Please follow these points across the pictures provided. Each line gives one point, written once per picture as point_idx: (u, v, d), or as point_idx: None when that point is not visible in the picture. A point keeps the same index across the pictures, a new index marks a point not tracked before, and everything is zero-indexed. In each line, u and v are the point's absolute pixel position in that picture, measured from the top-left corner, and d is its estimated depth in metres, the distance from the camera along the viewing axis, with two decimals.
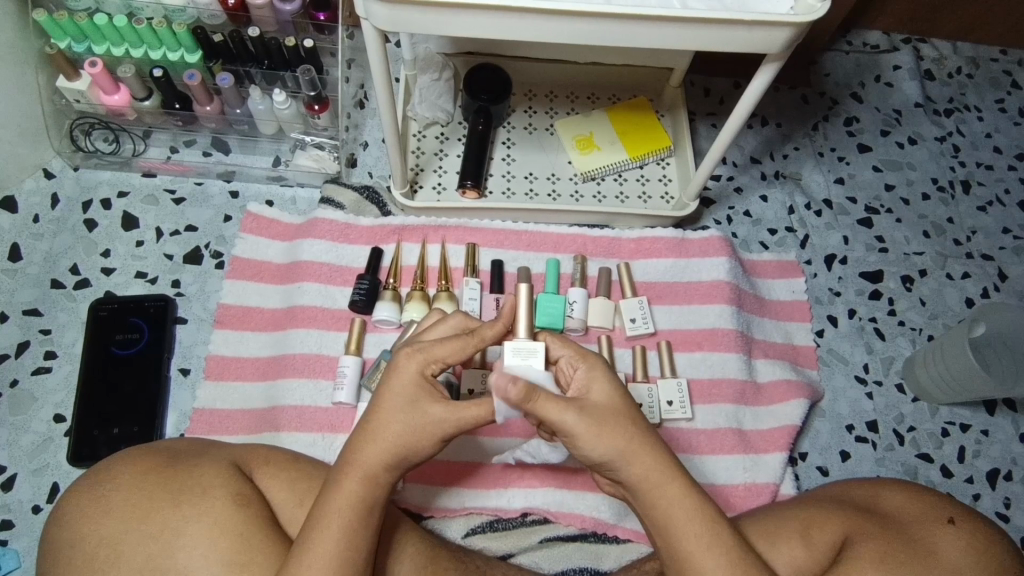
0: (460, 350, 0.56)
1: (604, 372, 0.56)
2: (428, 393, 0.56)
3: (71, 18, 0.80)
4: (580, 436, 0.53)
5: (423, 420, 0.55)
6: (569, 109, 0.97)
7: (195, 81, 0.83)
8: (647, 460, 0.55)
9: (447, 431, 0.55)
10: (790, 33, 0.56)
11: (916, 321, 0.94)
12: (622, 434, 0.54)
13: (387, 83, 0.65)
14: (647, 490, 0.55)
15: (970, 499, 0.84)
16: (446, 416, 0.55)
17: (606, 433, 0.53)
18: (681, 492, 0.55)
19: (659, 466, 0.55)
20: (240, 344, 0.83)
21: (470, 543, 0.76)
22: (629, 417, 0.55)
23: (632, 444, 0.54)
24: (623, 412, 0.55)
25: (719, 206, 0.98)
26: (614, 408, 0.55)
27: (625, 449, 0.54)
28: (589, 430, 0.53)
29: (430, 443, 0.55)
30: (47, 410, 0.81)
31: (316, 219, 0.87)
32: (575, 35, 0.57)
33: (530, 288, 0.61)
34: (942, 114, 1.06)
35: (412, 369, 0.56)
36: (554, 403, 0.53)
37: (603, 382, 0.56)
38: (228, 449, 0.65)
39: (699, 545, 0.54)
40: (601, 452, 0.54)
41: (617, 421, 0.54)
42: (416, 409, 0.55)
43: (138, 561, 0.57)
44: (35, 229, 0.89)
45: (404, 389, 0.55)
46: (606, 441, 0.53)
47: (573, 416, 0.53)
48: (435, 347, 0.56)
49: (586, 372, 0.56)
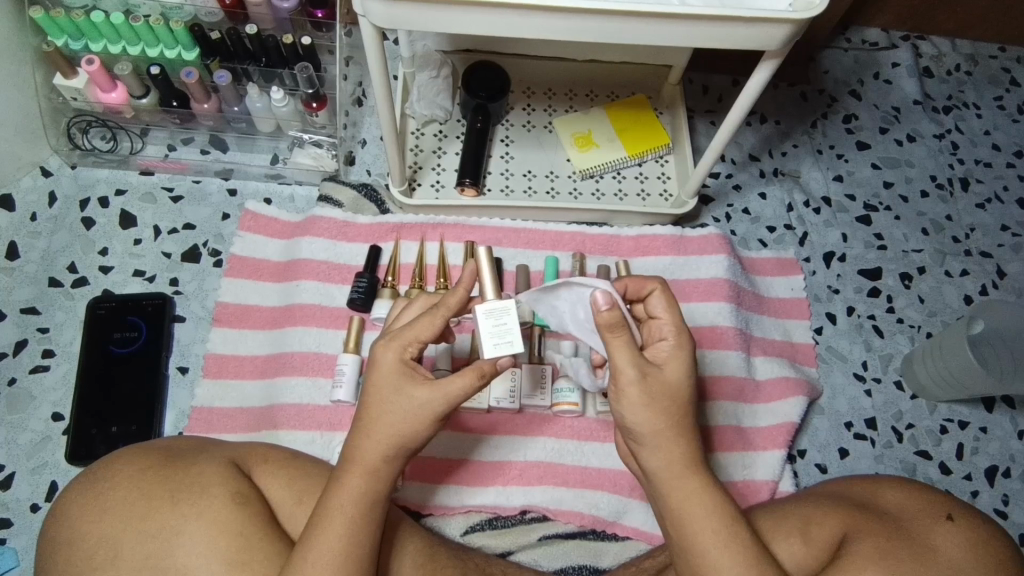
0: (431, 326, 0.55)
1: (688, 357, 0.57)
2: (409, 377, 0.55)
3: (67, 15, 0.79)
4: (631, 400, 0.54)
5: (410, 405, 0.54)
6: (568, 106, 0.96)
7: (192, 79, 0.83)
8: (674, 450, 0.55)
9: (437, 409, 0.54)
10: (789, 30, 0.56)
11: (914, 318, 0.94)
12: (664, 418, 0.55)
13: (385, 80, 0.65)
14: (669, 478, 0.55)
15: (969, 496, 0.84)
16: (430, 395, 0.54)
17: (653, 409, 0.54)
18: (703, 484, 0.55)
19: (688, 457, 0.55)
20: (238, 343, 0.83)
21: (468, 541, 0.76)
22: (680, 406, 0.55)
23: (669, 429, 0.55)
24: (680, 397, 0.56)
25: (717, 204, 0.98)
26: (675, 391, 0.55)
27: (662, 432, 0.55)
28: (642, 398, 0.54)
29: (426, 426, 0.55)
30: (45, 409, 0.81)
31: (314, 218, 0.87)
32: (572, 32, 0.57)
33: (489, 251, 0.56)
34: (941, 112, 1.06)
35: (390, 358, 0.55)
36: (626, 352, 0.54)
37: (680, 363, 0.56)
38: (226, 448, 0.65)
39: (716, 541, 0.54)
40: (639, 424, 0.55)
41: (668, 404, 0.55)
42: (401, 395, 0.55)
43: (136, 561, 0.56)
44: (31, 228, 0.89)
45: (386, 379, 0.55)
46: (649, 417, 0.54)
47: (634, 376, 0.54)
48: (408, 330, 0.56)
49: (673, 347, 0.57)
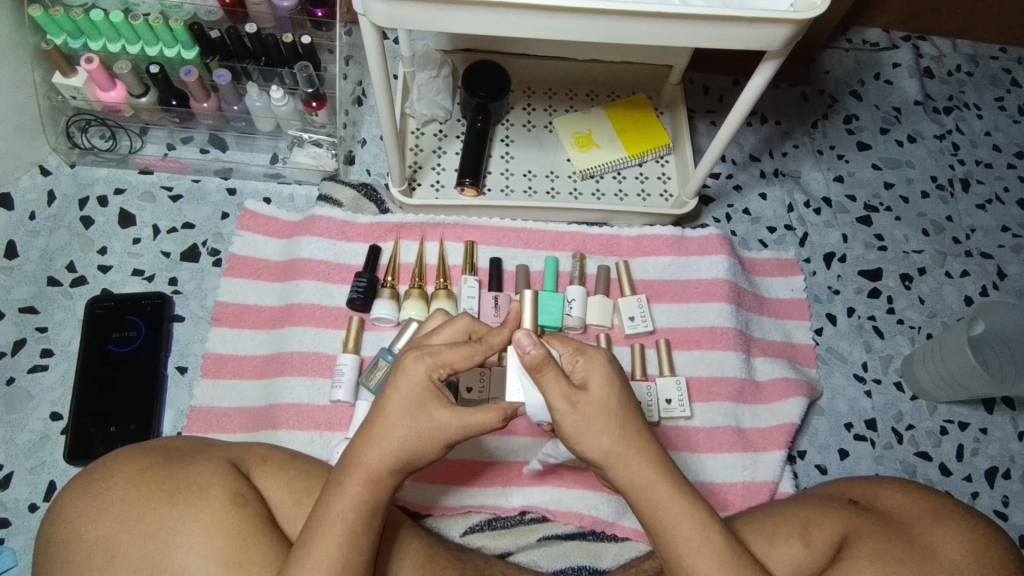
0: (469, 356, 0.56)
1: (607, 368, 0.55)
2: (434, 397, 0.55)
3: (67, 13, 0.79)
4: (570, 431, 0.54)
5: (429, 425, 0.54)
6: (568, 106, 0.96)
7: (192, 78, 0.83)
8: (633, 464, 0.55)
9: (453, 436, 0.55)
10: (791, 29, 0.55)
11: (915, 319, 0.94)
12: (608, 436, 0.54)
13: (384, 77, 0.65)
14: (637, 492, 0.56)
15: (968, 497, 0.84)
16: (452, 421, 0.54)
17: (592, 432, 0.54)
18: (671, 493, 0.55)
19: (646, 468, 0.55)
20: (238, 343, 0.83)
21: (467, 542, 0.76)
22: (619, 419, 0.55)
23: (619, 443, 0.55)
24: (615, 412, 0.55)
25: (718, 204, 0.97)
26: (606, 407, 0.54)
27: (611, 449, 0.55)
28: (578, 428, 0.54)
29: (436, 448, 0.55)
30: (44, 408, 0.81)
31: (314, 217, 0.87)
32: (572, 32, 0.56)
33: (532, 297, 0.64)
34: (942, 112, 1.06)
35: (420, 372, 0.55)
36: (557, 386, 0.53)
37: (601, 375, 0.55)
38: (225, 449, 0.65)
39: (690, 548, 0.54)
40: (590, 450, 0.55)
41: (605, 422, 0.54)
42: (422, 412, 0.54)
43: (133, 562, 0.56)
44: (30, 227, 0.89)
45: (410, 392, 0.55)
46: (593, 441, 0.54)
47: (564, 409, 0.54)
48: (445, 352, 0.55)
49: (584, 365, 0.55)
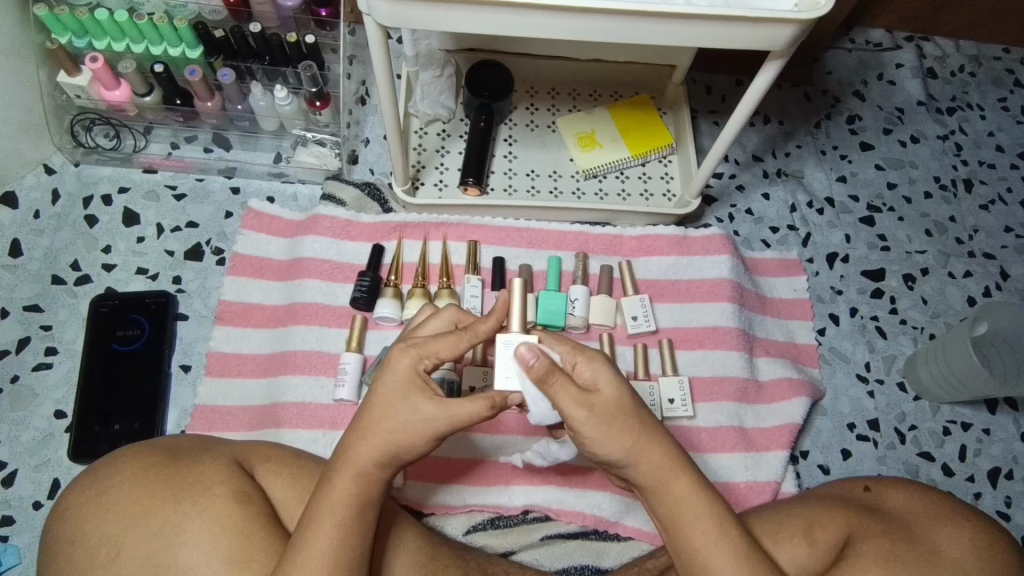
0: (453, 345, 0.55)
1: (608, 366, 0.55)
2: (419, 389, 0.55)
3: (72, 13, 0.79)
4: (589, 435, 0.54)
5: (415, 418, 0.54)
6: (570, 105, 0.97)
7: (196, 77, 0.84)
8: (655, 460, 0.55)
9: (439, 428, 0.54)
10: (794, 30, 0.56)
11: (918, 320, 0.94)
12: (628, 434, 0.54)
13: (388, 76, 0.65)
14: (657, 487, 0.56)
15: (971, 497, 0.84)
16: (437, 412, 0.54)
17: (613, 432, 0.54)
18: (690, 488, 0.55)
19: (666, 464, 0.55)
20: (242, 341, 0.83)
21: (470, 540, 0.76)
22: (635, 415, 0.55)
23: (640, 441, 0.55)
24: (630, 410, 0.54)
25: (720, 204, 0.97)
26: (621, 405, 0.54)
27: (632, 447, 0.54)
28: (598, 429, 0.53)
29: (424, 440, 0.54)
30: (48, 406, 0.81)
31: (317, 216, 0.87)
32: (576, 32, 0.57)
33: (522, 284, 0.61)
34: (945, 113, 1.06)
35: (404, 364, 0.55)
36: (567, 394, 0.53)
37: (608, 376, 0.54)
38: (229, 447, 0.65)
39: (706, 542, 0.55)
40: (609, 451, 0.54)
41: (623, 421, 0.54)
42: (407, 405, 0.54)
43: (139, 560, 0.56)
44: (35, 225, 0.89)
45: (396, 384, 0.55)
46: (613, 440, 0.54)
47: (582, 414, 0.53)
48: (429, 343, 0.55)
49: (586, 366, 0.54)
